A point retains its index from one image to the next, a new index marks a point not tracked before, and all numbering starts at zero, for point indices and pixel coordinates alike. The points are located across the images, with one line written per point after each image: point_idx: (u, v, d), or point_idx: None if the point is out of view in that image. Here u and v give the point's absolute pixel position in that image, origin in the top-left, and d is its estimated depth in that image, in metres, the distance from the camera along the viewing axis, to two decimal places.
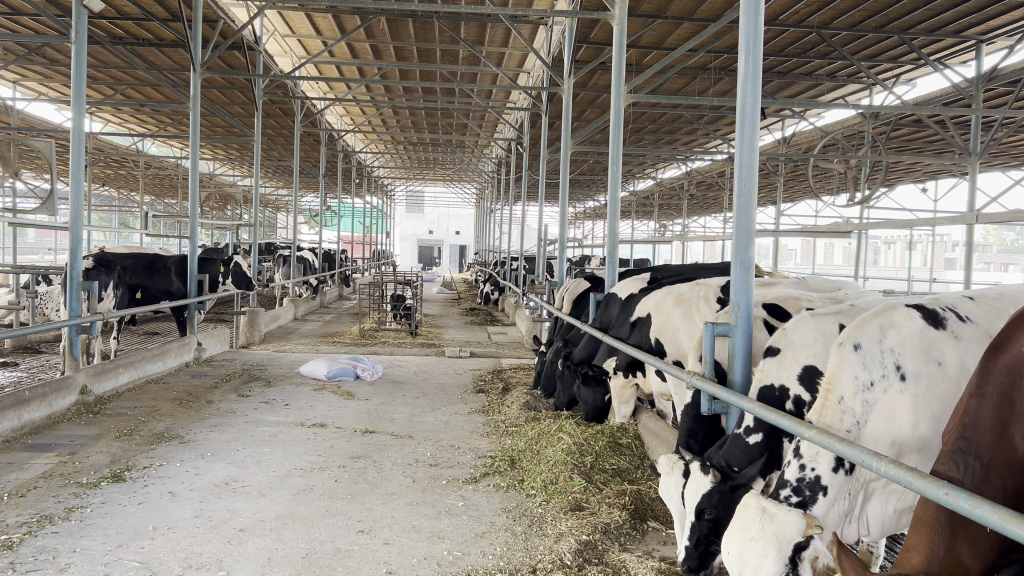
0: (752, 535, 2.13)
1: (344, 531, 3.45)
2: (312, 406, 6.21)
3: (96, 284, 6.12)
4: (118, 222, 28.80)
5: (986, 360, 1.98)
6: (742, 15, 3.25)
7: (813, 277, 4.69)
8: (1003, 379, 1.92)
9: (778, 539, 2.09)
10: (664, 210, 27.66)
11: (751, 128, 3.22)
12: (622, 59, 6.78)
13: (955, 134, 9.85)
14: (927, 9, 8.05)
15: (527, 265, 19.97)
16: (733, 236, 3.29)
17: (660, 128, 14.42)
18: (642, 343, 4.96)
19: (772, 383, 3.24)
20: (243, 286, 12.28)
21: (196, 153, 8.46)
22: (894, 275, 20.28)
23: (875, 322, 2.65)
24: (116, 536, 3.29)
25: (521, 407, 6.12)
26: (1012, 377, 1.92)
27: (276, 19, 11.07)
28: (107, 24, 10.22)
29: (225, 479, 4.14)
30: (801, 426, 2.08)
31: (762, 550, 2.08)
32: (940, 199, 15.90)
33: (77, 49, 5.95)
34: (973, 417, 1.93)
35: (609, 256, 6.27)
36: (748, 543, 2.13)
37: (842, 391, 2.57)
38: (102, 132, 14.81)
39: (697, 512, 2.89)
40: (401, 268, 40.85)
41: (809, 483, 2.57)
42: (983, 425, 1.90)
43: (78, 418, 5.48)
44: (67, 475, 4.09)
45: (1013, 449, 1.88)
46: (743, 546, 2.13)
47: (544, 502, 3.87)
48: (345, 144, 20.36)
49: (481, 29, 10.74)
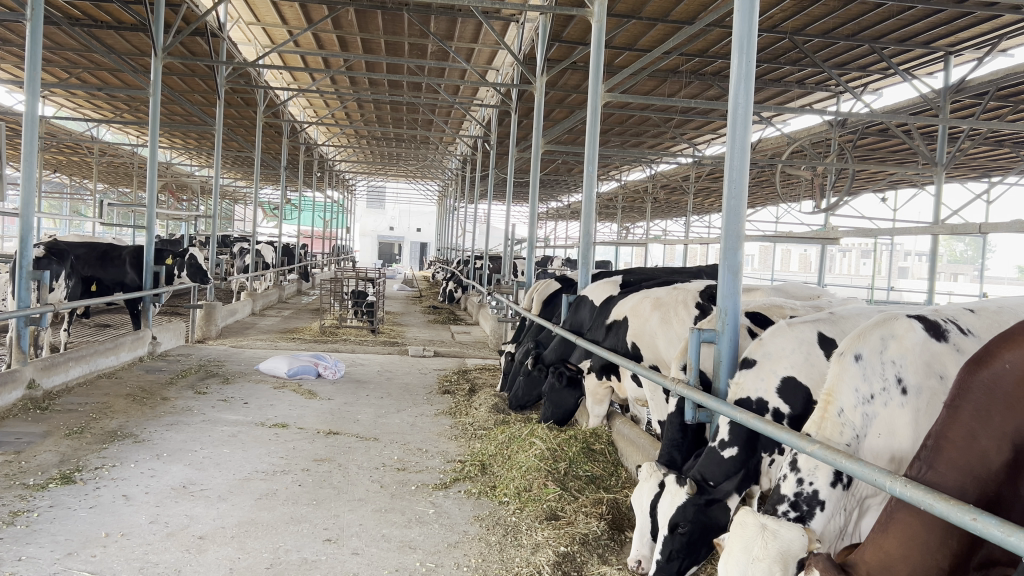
0: (754, 555, 2.02)
1: (310, 540, 3.28)
2: (273, 405, 6.00)
3: (47, 273, 5.81)
4: (69, 210, 27.94)
5: (964, 373, 1.85)
6: (737, 15, 3.15)
7: (792, 285, 4.65)
8: (981, 396, 1.79)
9: (783, 554, 2.01)
10: (627, 211, 27.75)
11: (744, 128, 3.11)
12: (601, 57, 6.67)
13: (921, 144, 9.96)
14: (898, 19, 8.10)
15: (490, 264, 19.84)
16: (723, 240, 3.18)
17: (627, 130, 14.43)
18: (618, 346, 4.86)
19: (749, 395, 3.12)
20: (199, 279, 11.95)
21: (155, 141, 8.13)
22: (851, 283, 20.61)
23: (876, 332, 2.58)
24: (66, 543, 3.08)
25: (489, 408, 6.00)
26: (991, 396, 1.77)
27: (241, 6, 10.77)
28: (62, 3, 9.83)
29: (183, 481, 3.94)
30: (802, 440, 1.96)
31: (767, 569, 1.99)
32: (900, 209, 16.17)
33: (32, 26, 5.66)
34: (943, 429, 1.85)
35: (582, 257, 6.17)
36: (750, 562, 2.02)
37: (842, 404, 2.49)
38: (56, 116, 14.30)
39: (671, 526, 2.76)
40: (362, 264, 40.49)
41: (806, 498, 2.51)
42: (952, 438, 1.81)
43: (25, 414, 5.21)
44: (13, 476, 3.85)
45: (986, 464, 1.76)
46: (743, 566, 2.03)
47: (518, 510, 3.74)
48: (308, 137, 20.03)
49: (452, 24, 10.65)
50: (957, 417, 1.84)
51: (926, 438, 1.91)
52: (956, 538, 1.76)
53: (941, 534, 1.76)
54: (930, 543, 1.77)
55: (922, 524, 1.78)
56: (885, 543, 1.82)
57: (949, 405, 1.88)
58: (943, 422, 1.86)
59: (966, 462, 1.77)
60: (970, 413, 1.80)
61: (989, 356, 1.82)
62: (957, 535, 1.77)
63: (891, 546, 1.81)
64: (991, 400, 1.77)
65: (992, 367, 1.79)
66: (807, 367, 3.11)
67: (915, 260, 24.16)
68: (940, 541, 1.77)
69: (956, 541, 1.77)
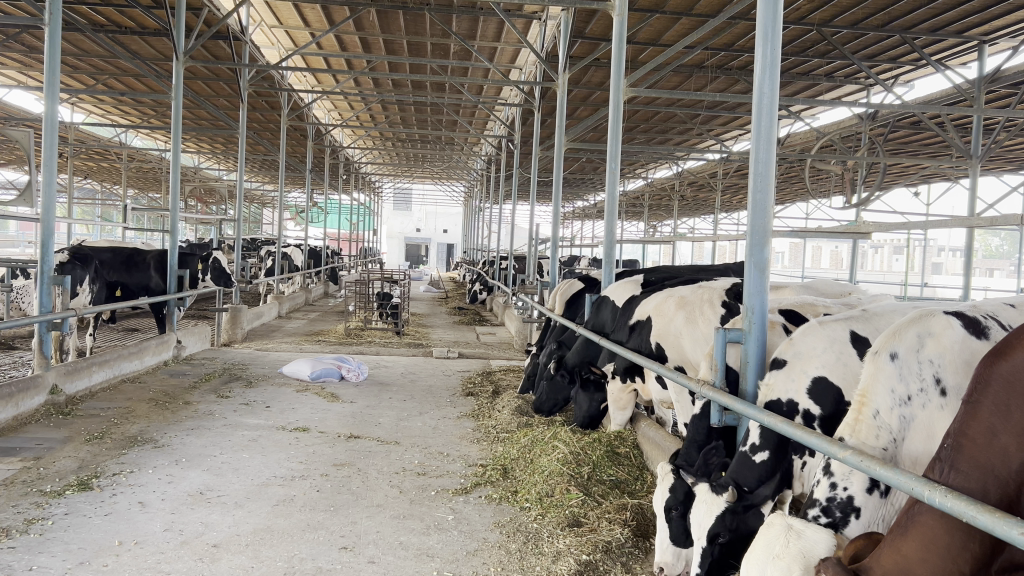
0: (775, 553, 1.92)
1: (326, 548, 3.21)
2: (295, 409, 5.95)
3: (69, 278, 5.80)
4: (100, 216, 28.30)
5: (983, 366, 1.72)
6: (761, 8, 3.04)
7: (822, 281, 4.49)
8: (1001, 388, 1.67)
9: (806, 554, 1.89)
10: (655, 210, 27.54)
11: (769, 118, 2.98)
12: (623, 50, 6.55)
13: (956, 136, 9.71)
14: (930, 7, 7.89)
15: (516, 265, 19.73)
16: (748, 236, 3.06)
17: (652, 127, 14.25)
18: (641, 347, 4.74)
19: (780, 397, 2.99)
20: (223, 282, 12.01)
21: (177, 144, 8.13)
22: (883, 280, 20.29)
23: (911, 330, 2.43)
24: (78, 552, 3.03)
25: (512, 412, 5.90)
26: (1011, 388, 1.65)
27: (264, 9, 10.78)
28: (87, 11, 9.90)
29: (200, 488, 3.89)
30: (832, 445, 1.85)
31: (786, 568, 1.88)
32: (933, 203, 15.83)
33: (51, 31, 5.65)
34: (962, 427, 1.73)
35: (605, 256, 6.03)
36: (770, 561, 1.92)
37: (877, 405, 2.34)
38: (83, 122, 14.46)
39: (710, 537, 2.64)
40: (388, 266, 40.63)
41: (840, 504, 2.37)
42: (970, 436, 1.69)
43: (47, 419, 5.20)
44: (30, 483, 3.82)
45: (1008, 464, 1.63)
46: (764, 566, 1.93)
47: (540, 516, 3.64)
48: (332, 140, 20.06)
49: (474, 23, 10.56)
50: (977, 415, 1.72)
51: (945, 437, 1.78)
52: (978, 541, 1.63)
53: (962, 536, 1.63)
54: (949, 548, 1.65)
55: (944, 527, 1.66)
56: (903, 547, 1.70)
57: (968, 401, 1.75)
58: (961, 420, 1.74)
59: (987, 461, 1.65)
60: (990, 409, 1.69)
61: (1009, 350, 1.70)
62: (979, 539, 1.64)
63: (909, 550, 1.69)
64: (1011, 392, 1.65)
65: (1013, 360, 1.66)
66: (839, 367, 2.95)
67: (948, 256, 23.76)
68: (961, 546, 1.64)
69: (979, 545, 1.64)
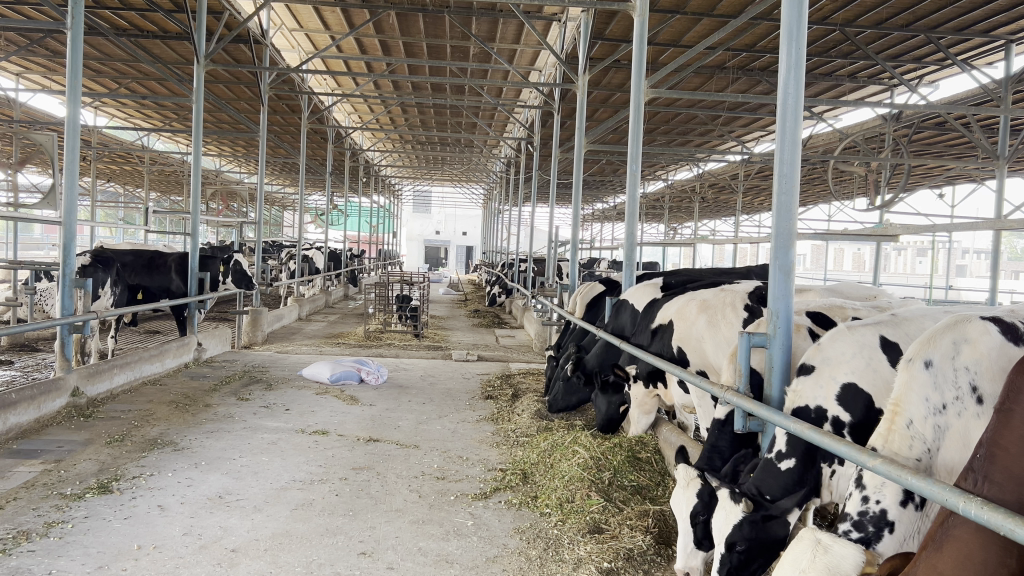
0: (802, 568, 1.88)
1: (345, 553, 3.19)
2: (314, 412, 5.94)
3: (90, 281, 5.83)
4: (123, 219, 28.60)
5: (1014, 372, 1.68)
6: (785, 8, 2.99)
7: (847, 284, 4.42)
8: None
9: (832, 573, 1.84)
10: (675, 212, 27.42)
11: (794, 120, 2.93)
12: (644, 51, 6.49)
13: (982, 136, 9.57)
14: (956, 6, 7.77)
15: (535, 267, 19.69)
16: (773, 239, 3.00)
17: (672, 129, 14.17)
18: (663, 351, 4.69)
19: (807, 404, 2.93)
20: (244, 285, 12.09)
21: (198, 148, 8.16)
22: (905, 282, 20.10)
23: (947, 336, 2.35)
24: (97, 556, 3.02)
25: (532, 415, 5.86)
26: None
27: (284, 13, 10.83)
28: (111, 16, 9.99)
29: (219, 492, 3.88)
30: (862, 454, 1.82)
31: None
32: (958, 205, 15.64)
33: (72, 36, 5.68)
34: (995, 437, 1.67)
35: (625, 257, 5.97)
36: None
37: (911, 415, 2.28)
38: (107, 126, 14.63)
39: (728, 545, 2.59)
40: (407, 268, 40.77)
41: (873, 518, 2.28)
42: (1003, 447, 1.64)
43: (68, 422, 5.23)
44: (51, 485, 3.83)
45: None
46: None
47: (560, 522, 3.60)
48: (353, 142, 20.14)
49: (494, 25, 10.54)
50: (1010, 422, 1.67)
51: (979, 447, 1.73)
52: (1017, 556, 1.57)
53: (998, 552, 1.58)
54: (986, 564, 1.59)
55: (979, 541, 1.61)
56: (937, 563, 1.65)
57: (1001, 411, 1.71)
58: (994, 429, 1.69)
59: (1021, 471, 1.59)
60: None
61: None
62: (1017, 554, 1.58)
63: (944, 566, 1.64)
64: None
65: None
66: (869, 373, 2.88)
67: (971, 258, 23.53)
68: (998, 562, 1.58)
69: (1017, 560, 1.57)
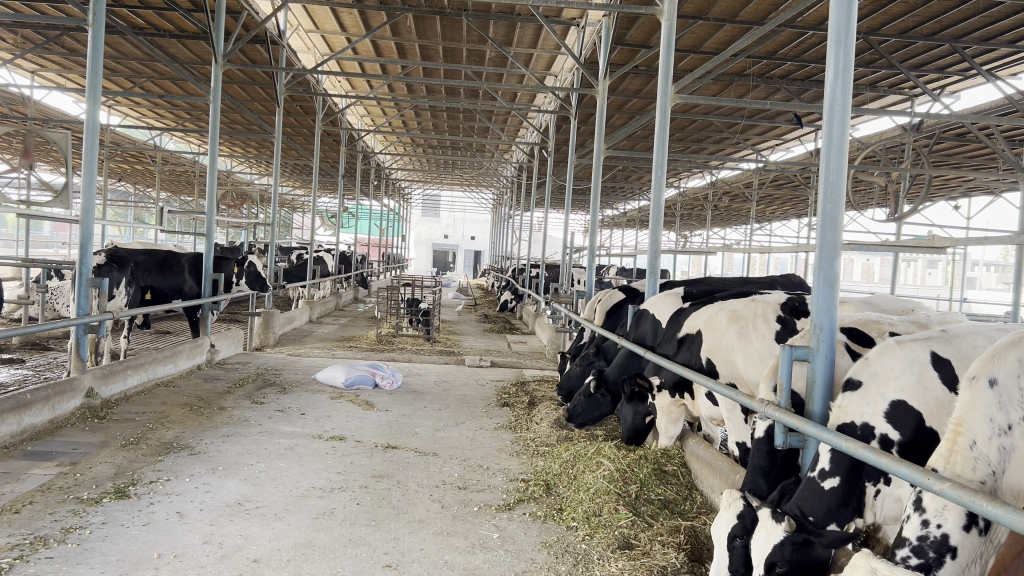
0: None
1: (369, 566, 3.10)
2: (330, 417, 5.85)
3: (106, 280, 5.73)
4: (134, 217, 28.53)
5: None
6: (833, 12, 2.90)
7: (883, 297, 4.32)
8: None
9: None
10: (686, 219, 27.25)
11: (841, 127, 2.83)
12: (670, 55, 6.37)
13: (1005, 147, 9.42)
14: (983, 16, 7.66)
15: (545, 272, 19.54)
16: (817, 249, 2.92)
17: (688, 135, 14.08)
18: (690, 361, 4.60)
19: (853, 420, 2.84)
20: (257, 286, 12.03)
21: (214, 146, 8.08)
22: (919, 294, 19.89)
23: (1012, 353, 2.26)
24: (117, 565, 2.94)
25: (551, 425, 5.76)
26: None
27: (300, 13, 10.78)
28: (128, 14, 9.97)
29: (238, 499, 3.79)
30: (926, 476, 1.75)
31: None
32: (975, 217, 15.47)
33: (93, 32, 5.61)
34: None
35: (649, 266, 5.88)
36: None
37: (974, 435, 2.18)
38: (121, 125, 14.62)
39: (768, 565, 2.48)
40: (416, 272, 40.69)
41: (934, 543, 2.18)
42: None
43: (82, 424, 5.15)
44: (67, 489, 3.75)
45: None
46: None
47: (588, 536, 3.51)
48: (365, 145, 20.12)
49: (511, 28, 10.46)
50: None
51: None
52: None
53: None
54: None
55: None
56: None
57: None
58: None
59: None
60: None
61: None
62: None
63: None
64: None
65: None
66: (920, 390, 2.77)
67: (983, 270, 23.35)
68: None
69: None
